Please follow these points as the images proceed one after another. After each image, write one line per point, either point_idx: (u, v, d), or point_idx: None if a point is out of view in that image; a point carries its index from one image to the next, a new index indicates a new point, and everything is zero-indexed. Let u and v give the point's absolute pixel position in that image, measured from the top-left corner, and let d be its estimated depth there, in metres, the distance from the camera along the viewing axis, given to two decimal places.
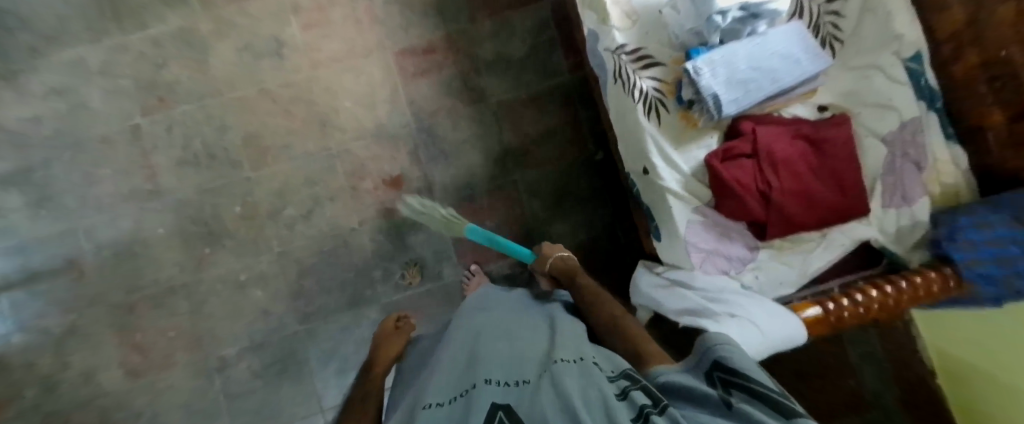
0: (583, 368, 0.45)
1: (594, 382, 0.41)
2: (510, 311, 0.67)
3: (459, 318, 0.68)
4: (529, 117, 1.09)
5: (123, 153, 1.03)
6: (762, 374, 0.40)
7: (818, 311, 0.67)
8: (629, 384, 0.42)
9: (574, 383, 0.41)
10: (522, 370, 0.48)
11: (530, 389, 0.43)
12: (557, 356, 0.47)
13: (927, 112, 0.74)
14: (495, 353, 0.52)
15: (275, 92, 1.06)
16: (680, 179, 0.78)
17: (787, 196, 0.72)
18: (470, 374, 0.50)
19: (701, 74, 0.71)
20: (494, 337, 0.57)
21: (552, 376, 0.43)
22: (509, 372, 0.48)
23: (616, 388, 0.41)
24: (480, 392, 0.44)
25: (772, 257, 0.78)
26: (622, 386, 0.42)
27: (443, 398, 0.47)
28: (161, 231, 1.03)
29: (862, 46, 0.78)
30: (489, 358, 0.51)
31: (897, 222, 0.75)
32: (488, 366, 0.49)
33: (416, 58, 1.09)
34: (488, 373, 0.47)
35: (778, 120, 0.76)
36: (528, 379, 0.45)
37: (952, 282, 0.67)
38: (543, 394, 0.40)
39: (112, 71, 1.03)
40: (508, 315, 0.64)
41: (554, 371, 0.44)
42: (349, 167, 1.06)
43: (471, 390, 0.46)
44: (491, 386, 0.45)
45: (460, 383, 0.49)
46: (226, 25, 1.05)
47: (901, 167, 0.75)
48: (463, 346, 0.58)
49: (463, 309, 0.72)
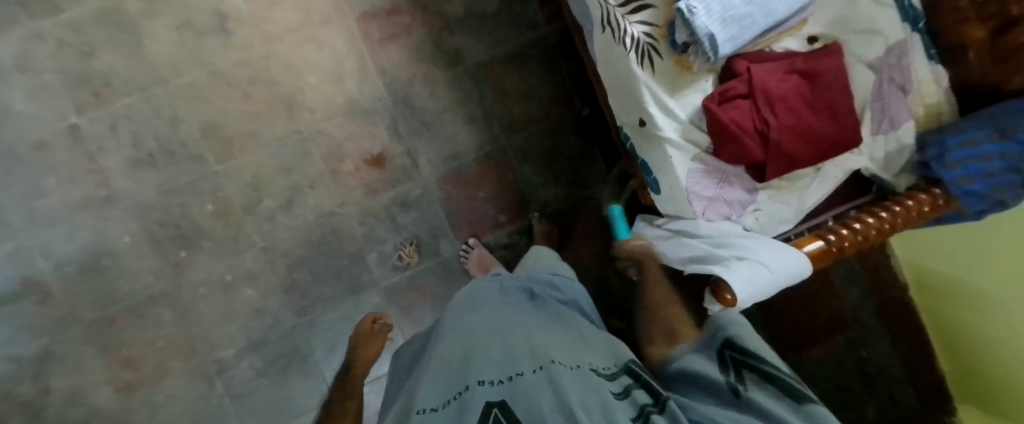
0: (579, 371, 0.45)
1: (591, 385, 0.42)
2: (500, 304, 0.64)
3: (448, 316, 0.66)
4: (510, 77, 1.05)
5: (65, 158, 0.92)
6: (770, 356, 0.47)
7: (821, 244, 0.68)
8: (631, 382, 0.47)
9: (571, 385, 0.41)
10: (516, 367, 0.46)
11: (526, 388, 0.42)
12: (551, 355, 0.47)
13: (911, 33, 0.76)
14: (486, 350, 0.51)
15: (228, 74, 0.96)
16: (678, 127, 0.77)
17: (786, 134, 0.72)
18: (462, 373, 0.48)
19: (696, 14, 0.67)
20: (485, 332, 0.55)
21: (548, 376, 0.43)
22: (502, 369, 0.47)
23: (614, 389, 0.44)
24: (473, 395, 0.42)
25: (771, 196, 0.80)
26: (624, 384, 0.46)
27: (435, 401, 0.45)
28: (127, 239, 0.94)
29: None
30: (480, 356, 0.50)
31: (885, 147, 0.77)
32: (480, 365, 0.48)
33: (380, 22, 1.01)
34: (480, 373, 0.46)
35: (771, 57, 0.75)
36: (523, 374, 0.44)
37: (941, 200, 0.70)
38: (540, 394, 0.41)
39: (30, 66, 0.90)
40: (498, 308, 0.62)
41: (551, 369, 0.43)
42: (326, 150, 1.00)
43: (464, 393, 0.44)
44: (483, 387, 0.43)
45: (451, 385, 0.47)
46: (158, 2, 0.93)
47: (888, 91, 0.76)
48: (452, 343, 0.56)
49: (451, 306, 0.69)
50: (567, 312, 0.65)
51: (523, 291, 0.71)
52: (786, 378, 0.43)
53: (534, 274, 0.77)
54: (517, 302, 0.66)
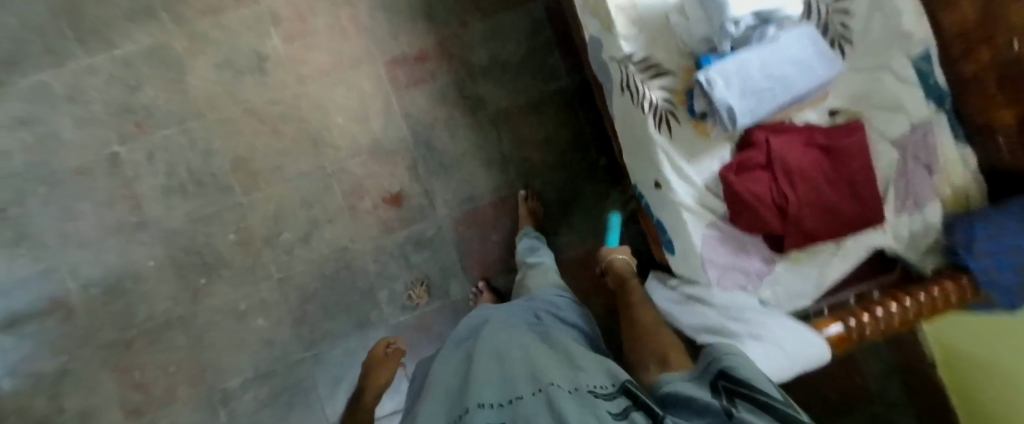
0: (577, 393, 0.43)
1: (589, 405, 0.40)
2: (503, 322, 0.65)
3: (452, 345, 0.66)
4: (529, 124, 1.07)
5: (102, 184, 0.97)
6: (765, 385, 0.42)
7: (841, 329, 0.69)
8: (629, 404, 0.42)
9: (570, 403, 0.40)
10: (516, 386, 0.46)
11: (524, 410, 0.41)
12: (549, 377, 0.46)
13: (936, 114, 0.74)
14: (487, 371, 0.50)
15: (262, 111, 1.01)
16: (694, 192, 0.77)
17: (804, 208, 0.72)
18: (462, 396, 0.48)
19: (715, 86, 0.68)
20: (486, 354, 0.55)
21: (546, 399, 0.41)
22: (501, 391, 0.46)
23: (611, 409, 0.40)
24: (473, 417, 0.42)
25: (789, 269, 0.78)
26: (622, 405, 0.42)
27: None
28: (151, 264, 0.98)
29: (873, 44, 0.74)
30: (480, 376, 0.49)
31: (910, 226, 0.76)
32: (480, 386, 0.47)
33: (408, 67, 1.05)
34: (479, 393, 0.46)
35: (791, 129, 0.74)
36: (522, 396, 0.44)
37: (970, 293, 0.69)
38: (539, 414, 0.39)
39: (81, 96, 0.96)
40: (499, 326, 0.63)
41: (548, 392, 0.42)
42: (347, 187, 1.03)
43: (464, 416, 0.44)
44: (484, 408, 0.43)
45: (453, 408, 0.47)
46: (202, 41, 0.99)
47: (913, 170, 0.75)
48: (456, 371, 0.55)
49: (454, 335, 0.69)
50: (565, 330, 0.66)
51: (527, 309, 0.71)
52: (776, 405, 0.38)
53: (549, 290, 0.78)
54: (518, 320, 0.66)
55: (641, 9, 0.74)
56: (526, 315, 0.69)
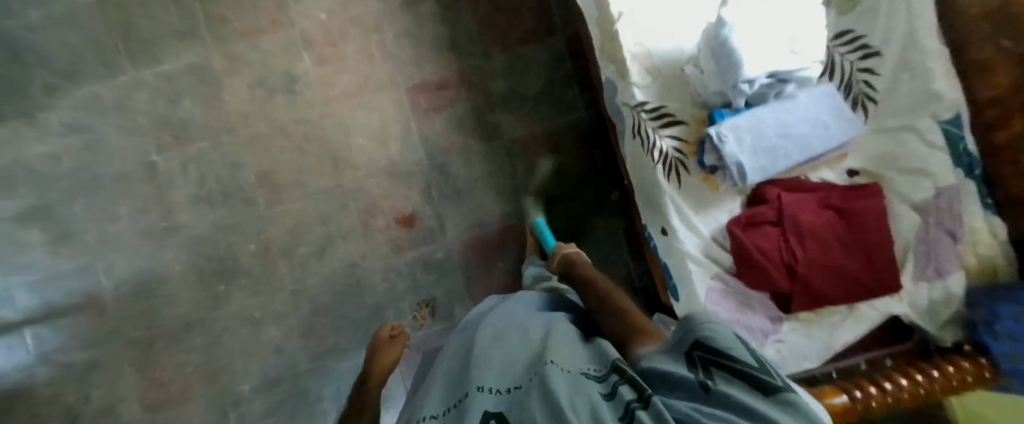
0: (573, 375, 0.37)
1: (583, 389, 0.34)
2: (512, 312, 0.58)
3: (455, 335, 0.60)
4: (544, 154, 1.08)
5: (139, 190, 1.04)
6: (749, 356, 0.34)
7: (846, 399, 0.63)
8: (615, 380, 0.36)
9: (565, 386, 0.33)
10: (516, 373, 0.39)
11: (522, 396, 0.35)
12: (547, 357, 0.39)
13: (964, 180, 0.70)
14: (488, 353, 0.44)
15: (288, 130, 1.05)
16: (700, 242, 0.76)
17: (814, 271, 0.70)
18: (462, 380, 0.41)
19: (725, 141, 0.67)
20: (487, 337, 0.49)
21: (540, 382, 0.35)
22: (502, 374, 0.40)
23: (600, 390, 0.35)
24: (471, 403, 0.35)
25: (797, 329, 0.75)
26: (610, 382, 0.36)
27: (435, 409, 0.38)
28: (176, 268, 1.03)
29: (899, 106, 0.72)
30: (480, 358, 0.43)
31: (929, 295, 0.71)
32: (480, 369, 0.41)
33: (429, 93, 1.07)
34: (480, 375, 0.39)
35: (805, 187, 0.72)
36: (521, 383, 0.37)
37: (988, 373, 0.65)
38: (532, 399, 0.33)
39: (127, 107, 1.03)
40: (506, 314, 0.57)
41: (543, 373, 0.35)
42: (363, 206, 1.06)
43: (463, 401, 0.37)
44: (483, 392, 0.36)
45: (452, 392, 0.41)
46: (239, 61, 1.05)
47: (936, 238, 0.71)
48: (456, 356, 0.49)
49: (459, 328, 0.63)
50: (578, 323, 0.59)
51: (539, 302, 0.64)
52: (758, 374, 0.32)
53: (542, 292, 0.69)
54: (527, 308, 0.60)
55: (657, 58, 0.74)
56: (534, 308, 0.62)
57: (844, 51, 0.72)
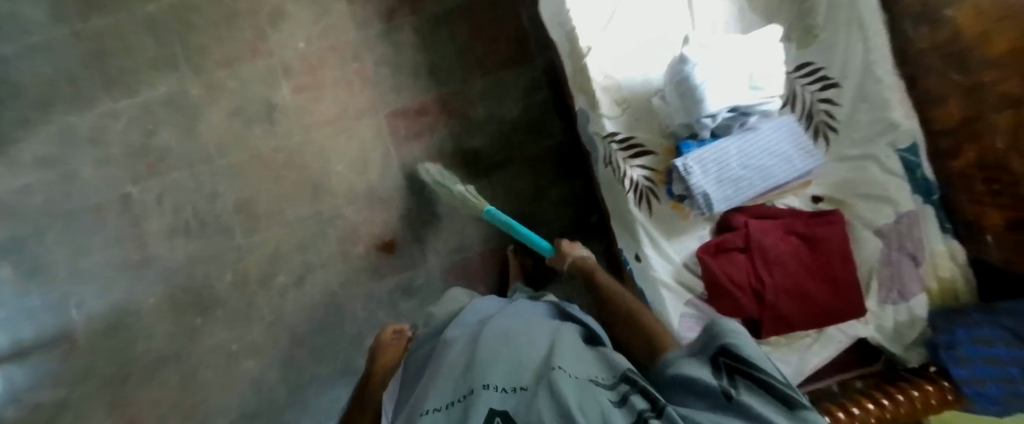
0: (580, 380, 0.39)
1: (589, 393, 0.36)
2: (516, 313, 0.60)
3: (459, 322, 0.61)
4: (524, 178, 1.09)
5: (115, 222, 1.03)
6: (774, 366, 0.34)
7: None
8: (627, 389, 0.37)
9: (572, 390, 0.36)
10: (522, 373, 0.42)
11: (528, 398, 0.37)
12: (555, 362, 0.41)
13: (922, 205, 0.73)
14: (494, 350, 0.46)
15: (266, 158, 1.05)
16: (672, 269, 0.77)
17: (782, 297, 0.71)
18: (466, 375, 0.44)
19: (691, 173, 0.69)
20: (494, 334, 0.50)
21: (546, 384, 0.37)
22: (508, 373, 0.42)
23: (610, 397, 0.36)
24: (477, 399, 0.38)
25: (768, 353, 0.75)
26: (620, 391, 0.38)
27: (440, 401, 0.41)
28: (152, 300, 1.02)
29: (858, 135, 0.75)
30: (486, 355, 0.45)
31: (894, 318, 0.73)
32: (485, 365, 0.43)
33: (408, 120, 1.08)
34: (487, 373, 0.42)
35: (772, 214, 0.74)
36: (527, 385, 0.40)
37: (951, 396, 0.66)
38: (536, 400, 0.36)
39: (102, 139, 1.03)
40: (511, 314, 0.59)
41: (549, 377, 0.38)
42: (342, 233, 1.06)
43: (469, 396, 0.40)
44: (489, 390, 0.39)
45: (456, 384, 0.43)
46: (216, 90, 1.04)
47: (898, 261, 0.73)
48: (459, 348, 0.51)
49: (462, 313, 0.65)
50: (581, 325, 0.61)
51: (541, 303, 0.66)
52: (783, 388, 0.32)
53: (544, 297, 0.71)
54: (529, 309, 0.62)
55: (626, 90, 0.76)
56: (537, 309, 0.63)
57: (804, 83, 0.75)
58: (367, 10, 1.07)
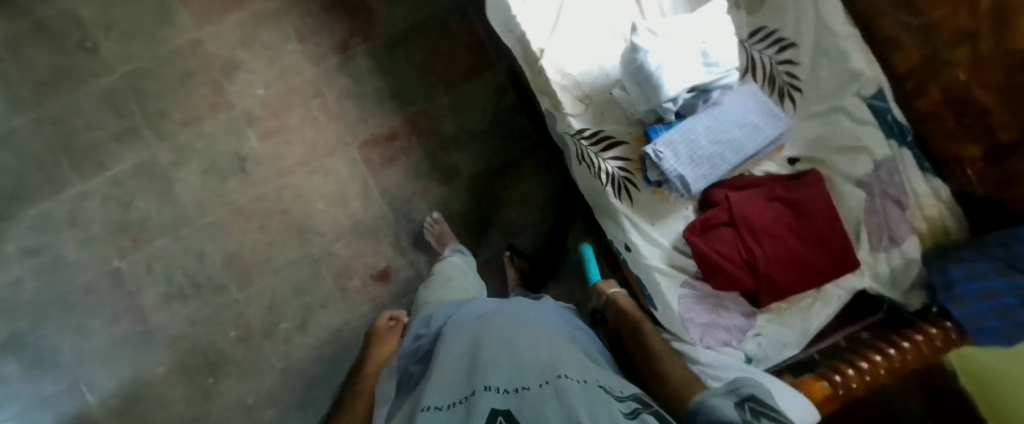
0: (586, 388, 0.39)
1: (599, 403, 0.36)
2: (512, 317, 0.58)
3: (453, 324, 0.59)
4: (506, 184, 1.10)
5: (109, 300, 1.03)
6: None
7: (827, 385, 0.61)
8: (640, 407, 0.39)
9: (581, 399, 0.36)
10: (523, 376, 0.41)
11: (532, 400, 0.36)
12: (559, 370, 0.41)
13: (899, 149, 0.73)
14: (496, 353, 0.45)
15: (246, 210, 1.05)
16: (663, 254, 0.76)
17: (775, 265, 0.70)
18: (468, 378, 0.42)
19: (663, 158, 0.68)
20: (496, 337, 0.49)
21: (554, 392, 0.37)
22: (511, 376, 0.41)
23: (622, 408, 0.37)
24: (478, 400, 0.37)
25: (770, 319, 0.75)
26: (631, 406, 0.38)
27: (441, 400, 0.39)
28: (161, 370, 1.03)
29: (823, 90, 0.75)
30: (488, 358, 0.44)
31: (889, 264, 0.73)
32: (489, 367, 0.42)
33: (380, 147, 1.08)
34: (488, 375, 0.41)
35: (750, 183, 0.74)
36: (529, 387, 0.39)
37: (955, 335, 0.65)
38: (546, 405, 0.35)
39: (81, 220, 1.02)
40: (507, 317, 0.57)
41: (558, 386, 0.37)
42: (335, 270, 1.06)
43: (470, 397, 0.38)
44: (492, 392, 0.38)
45: (456, 387, 0.42)
46: (185, 151, 1.04)
47: (883, 207, 0.73)
48: (460, 348, 0.49)
49: (455, 316, 0.63)
50: (576, 335, 0.61)
51: (533, 309, 0.65)
52: None
53: (544, 305, 0.69)
54: (523, 313, 0.61)
55: (585, 85, 0.75)
56: (532, 313, 0.62)
57: (761, 49, 0.77)
58: (320, 44, 1.06)
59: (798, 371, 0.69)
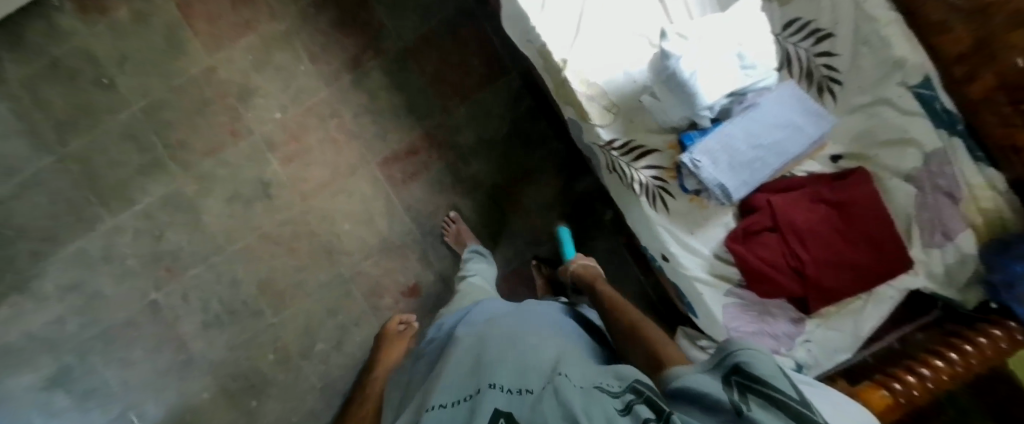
0: (585, 389, 0.36)
1: (595, 401, 0.33)
2: (525, 317, 0.57)
3: (465, 324, 0.59)
4: (529, 192, 1.08)
5: (150, 331, 1.04)
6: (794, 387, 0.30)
7: (888, 394, 0.58)
8: (634, 399, 0.33)
9: (576, 397, 0.33)
10: (530, 375, 0.40)
11: (533, 400, 0.35)
12: (561, 369, 0.40)
13: (949, 138, 0.67)
14: (504, 351, 0.44)
15: (274, 234, 1.05)
16: (704, 264, 0.74)
17: (824, 269, 0.68)
18: (473, 375, 0.42)
19: (701, 167, 0.66)
20: (505, 336, 0.48)
21: (552, 390, 0.35)
22: (516, 374, 0.40)
23: (617, 406, 0.33)
24: (482, 398, 0.36)
25: (820, 324, 0.73)
26: (627, 399, 0.34)
27: (446, 398, 0.39)
28: (206, 395, 1.05)
29: (866, 82, 0.71)
30: (496, 356, 0.43)
31: (943, 260, 0.70)
32: (493, 365, 0.41)
33: (401, 163, 1.07)
34: (494, 373, 0.40)
35: (793, 185, 0.71)
36: (533, 388, 0.37)
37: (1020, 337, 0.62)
38: (542, 404, 0.33)
39: (114, 255, 1.03)
40: (519, 316, 0.56)
41: (558, 383, 0.35)
42: (366, 288, 1.07)
43: (475, 395, 0.38)
44: (497, 390, 0.37)
45: (463, 385, 0.41)
46: (209, 181, 1.04)
47: (934, 202, 0.69)
48: (469, 346, 0.49)
49: (468, 316, 0.63)
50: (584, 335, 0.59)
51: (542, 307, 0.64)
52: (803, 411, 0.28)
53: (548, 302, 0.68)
54: (533, 312, 0.59)
55: (612, 94, 0.73)
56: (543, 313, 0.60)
57: (796, 41, 0.74)
58: (332, 63, 1.05)
59: (854, 378, 0.67)
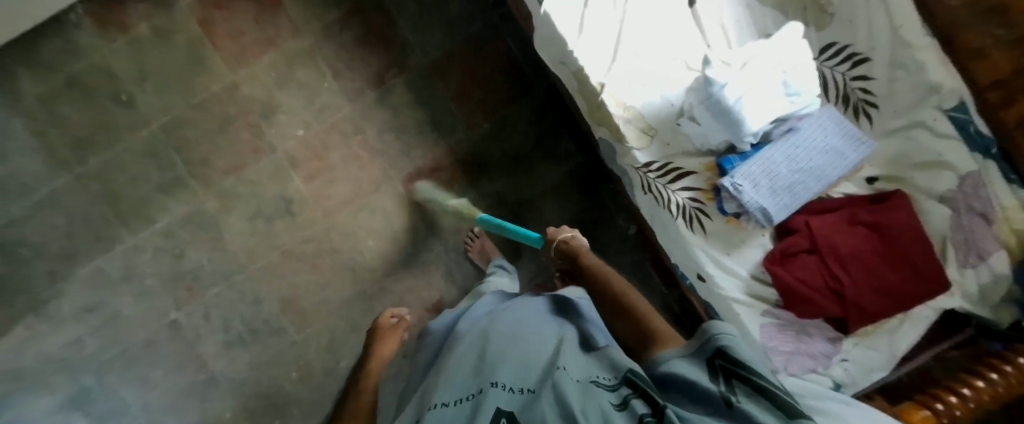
0: (583, 382, 0.37)
1: (591, 395, 0.34)
2: (522, 307, 0.56)
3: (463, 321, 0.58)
4: (551, 206, 1.08)
5: (171, 351, 1.02)
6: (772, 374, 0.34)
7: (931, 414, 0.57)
8: (629, 393, 0.35)
9: (573, 391, 0.34)
10: (531, 373, 0.40)
11: (534, 398, 0.35)
12: (559, 362, 0.40)
13: (983, 161, 0.68)
14: (506, 348, 0.44)
15: (297, 251, 1.04)
16: (740, 284, 0.75)
17: (863, 291, 0.69)
18: (477, 372, 0.41)
19: (742, 191, 0.66)
20: (507, 330, 0.48)
21: (550, 386, 0.35)
22: (518, 373, 0.40)
23: (611, 400, 0.34)
24: (485, 397, 0.36)
25: (856, 343, 0.74)
26: (622, 394, 0.35)
27: (449, 397, 0.38)
28: (228, 415, 1.03)
29: (901, 105, 0.73)
30: (498, 353, 0.43)
31: (977, 281, 0.71)
32: (497, 364, 0.41)
33: (424, 179, 1.06)
34: (497, 372, 0.40)
35: (832, 208, 0.72)
36: (533, 386, 0.37)
37: None
38: (540, 403, 0.33)
39: (134, 274, 1.00)
40: (517, 307, 0.55)
41: (555, 379, 0.36)
42: (390, 305, 1.06)
43: (478, 395, 0.37)
44: (499, 389, 0.37)
45: (466, 381, 0.41)
46: (231, 198, 1.02)
47: (969, 224, 0.70)
48: (468, 340, 0.48)
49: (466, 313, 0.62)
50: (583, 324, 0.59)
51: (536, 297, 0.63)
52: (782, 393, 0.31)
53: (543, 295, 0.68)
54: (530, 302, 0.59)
55: (650, 117, 0.73)
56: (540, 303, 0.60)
57: (832, 65, 0.76)
58: (356, 80, 1.04)
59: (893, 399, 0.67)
